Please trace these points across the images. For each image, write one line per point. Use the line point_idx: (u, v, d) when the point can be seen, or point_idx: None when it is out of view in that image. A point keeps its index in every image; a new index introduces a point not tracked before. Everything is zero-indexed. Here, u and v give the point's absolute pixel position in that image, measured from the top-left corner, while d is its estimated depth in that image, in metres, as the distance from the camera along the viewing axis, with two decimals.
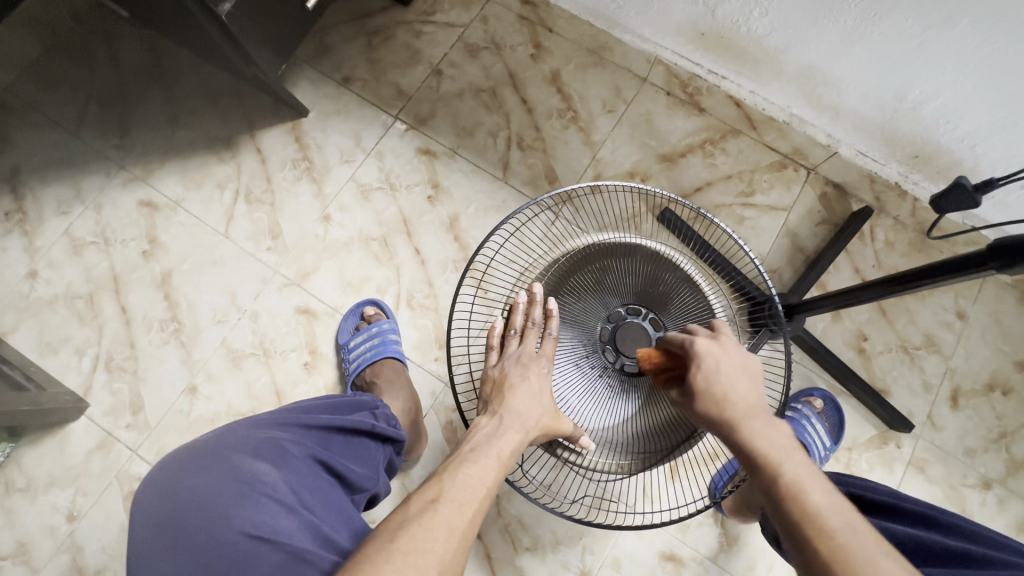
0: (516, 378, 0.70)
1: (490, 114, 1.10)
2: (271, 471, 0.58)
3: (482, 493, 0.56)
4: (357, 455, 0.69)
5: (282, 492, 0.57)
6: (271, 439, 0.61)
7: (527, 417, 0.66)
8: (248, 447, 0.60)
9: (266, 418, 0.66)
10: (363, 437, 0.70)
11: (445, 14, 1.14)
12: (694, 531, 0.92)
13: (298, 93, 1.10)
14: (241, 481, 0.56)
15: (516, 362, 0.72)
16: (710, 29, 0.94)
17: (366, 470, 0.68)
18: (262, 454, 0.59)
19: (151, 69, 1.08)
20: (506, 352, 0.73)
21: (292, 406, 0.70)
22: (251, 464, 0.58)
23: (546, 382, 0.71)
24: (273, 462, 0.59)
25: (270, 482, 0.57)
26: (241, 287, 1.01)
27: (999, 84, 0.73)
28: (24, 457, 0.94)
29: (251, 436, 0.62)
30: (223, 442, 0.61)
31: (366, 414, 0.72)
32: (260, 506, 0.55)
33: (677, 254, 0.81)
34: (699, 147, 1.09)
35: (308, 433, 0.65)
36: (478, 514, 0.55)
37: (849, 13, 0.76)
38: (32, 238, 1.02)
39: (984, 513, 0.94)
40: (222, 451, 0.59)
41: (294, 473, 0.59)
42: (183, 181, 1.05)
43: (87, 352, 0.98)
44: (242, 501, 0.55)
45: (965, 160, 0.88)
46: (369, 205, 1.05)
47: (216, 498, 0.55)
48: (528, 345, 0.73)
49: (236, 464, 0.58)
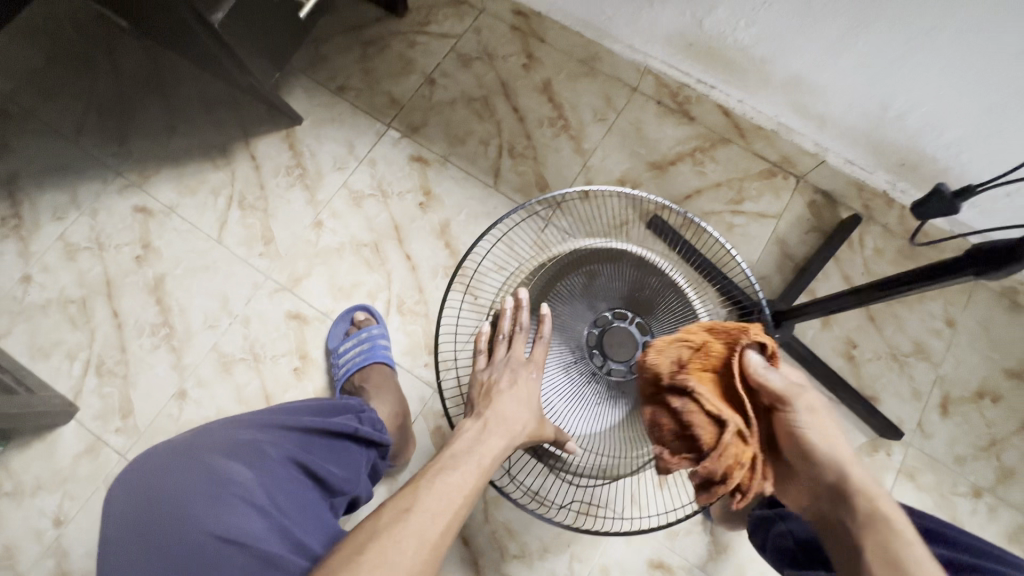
0: (504, 383, 0.70)
1: (482, 122, 1.11)
2: (244, 473, 0.58)
3: (457, 504, 0.56)
4: (338, 458, 0.68)
5: (254, 494, 0.57)
6: (248, 441, 0.61)
7: (512, 423, 0.67)
8: (223, 447, 0.60)
9: (247, 418, 0.66)
10: (344, 441, 0.70)
11: (439, 25, 1.15)
12: (683, 539, 0.91)
13: (292, 101, 1.12)
14: (213, 481, 0.57)
15: (502, 367, 0.73)
16: (698, 40, 0.95)
17: (346, 473, 0.68)
18: (237, 455, 0.60)
19: (149, 77, 1.10)
20: (494, 356, 0.74)
21: (276, 407, 0.70)
22: (226, 464, 0.58)
23: (532, 387, 0.71)
24: (250, 463, 0.59)
25: (242, 484, 0.57)
26: (233, 292, 1.02)
27: (980, 95, 0.74)
28: (13, 461, 0.94)
29: (229, 435, 0.62)
30: (200, 440, 0.62)
31: (350, 417, 0.72)
32: (230, 508, 0.55)
33: (662, 260, 0.81)
34: (689, 155, 1.10)
35: (289, 436, 0.65)
36: (450, 524, 0.54)
37: (831, 25, 0.76)
38: (27, 243, 1.03)
39: (974, 522, 0.94)
40: (198, 449, 0.60)
41: (271, 476, 0.60)
42: (177, 187, 1.06)
43: (78, 357, 0.98)
44: (211, 501, 0.55)
45: (950, 168, 0.88)
46: (361, 212, 1.06)
47: (187, 496, 0.56)
48: (515, 351, 0.74)
49: (211, 464, 0.58)
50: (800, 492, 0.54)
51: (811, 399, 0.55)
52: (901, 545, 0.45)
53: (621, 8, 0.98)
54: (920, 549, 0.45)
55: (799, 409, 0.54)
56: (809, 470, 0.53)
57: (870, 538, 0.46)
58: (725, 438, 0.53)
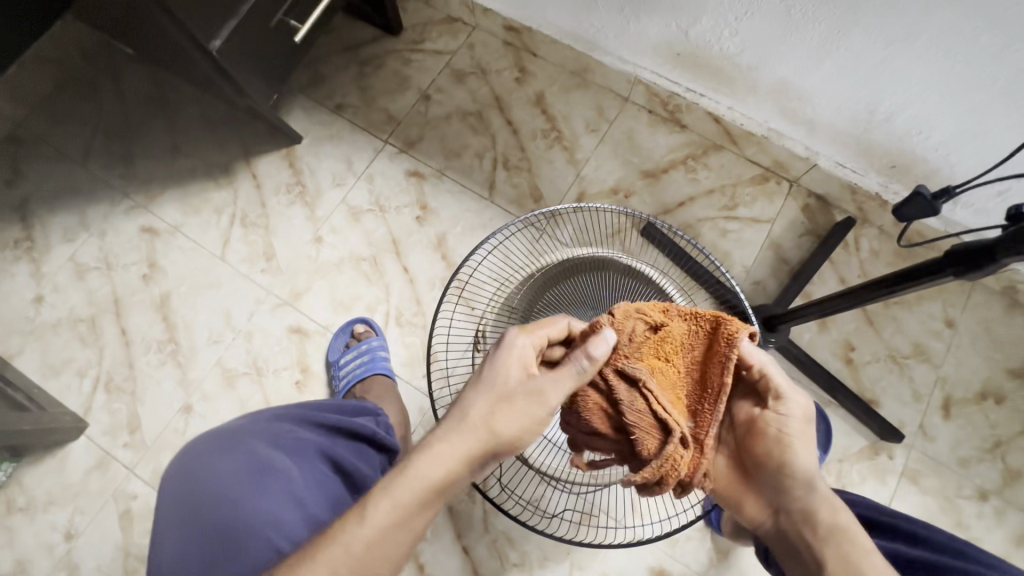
0: (521, 391, 0.56)
1: (477, 136, 1.13)
2: (285, 462, 0.60)
3: (392, 538, 0.49)
4: (362, 457, 0.69)
5: (293, 483, 0.58)
6: (288, 434, 0.64)
7: (503, 442, 0.54)
8: (265, 436, 0.63)
9: (283, 413, 0.68)
10: (365, 442, 0.71)
11: (434, 42, 1.18)
12: (684, 546, 0.91)
13: (292, 120, 1.15)
14: (256, 467, 0.58)
15: (503, 366, 0.57)
16: (685, 50, 0.94)
17: (370, 471, 0.69)
18: (279, 445, 0.62)
19: (155, 101, 1.14)
20: (502, 345, 0.58)
21: (306, 403, 0.72)
22: (268, 452, 0.60)
23: (546, 390, 0.56)
24: (288, 453, 0.61)
25: (283, 472, 0.59)
26: (236, 307, 1.04)
27: (965, 94, 0.74)
28: (25, 477, 0.96)
29: (270, 428, 0.64)
30: (242, 431, 0.64)
31: (369, 420, 0.74)
32: (268, 495, 0.56)
33: (650, 268, 0.82)
34: (682, 162, 1.12)
35: (320, 432, 0.67)
36: (378, 559, 0.48)
37: (813, 30, 0.77)
38: (39, 265, 1.07)
39: (981, 526, 0.92)
40: (242, 438, 0.62)
41: (304, 466, 0.61)
42: (182, 207, 1.09)
43: (88, 374, 1.01)
44: (253, 485, 0.57)
45: (939, 169, 0.87)
46: (360, 227, 1.08)
47: (230, 480, 0.57)
48: (527, 341, 0.58)
49: (254, 451, 0.60)
50: (759, 493, 0.57)
51: (804, 405, 0.58)
52: (864, 556, 0.50)
53: (608, 20, 0.97)
54: (880, 559, 0.50)
55: (792, 415, 0.57)
56: (781, 478, 0.56)
57: (832, 550, 0.51)
58: (668, 445, 0.54)
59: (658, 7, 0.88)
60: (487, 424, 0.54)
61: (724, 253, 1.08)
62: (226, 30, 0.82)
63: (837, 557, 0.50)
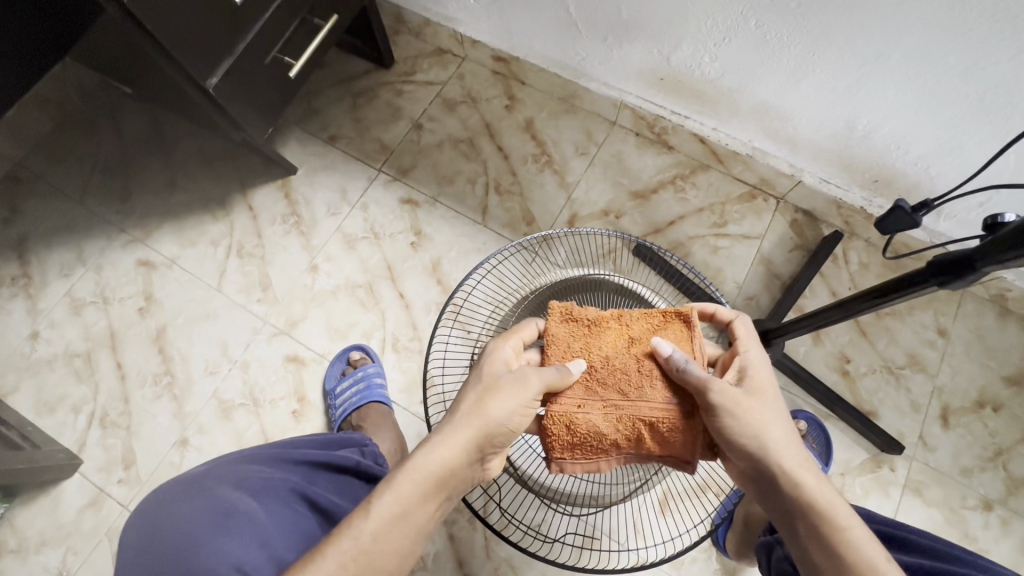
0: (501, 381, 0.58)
1: (469, 162, 1.16)
2: (252, 503, 0.58)
3: (398, 528, 0.51)
4: (343, 492, 0.69)
5: (260, 525, 0.57)
6: (258, 475, 0.62)
7: (493, 428, 0.56)
8: (231, 479, 0.61)
9: (255, 454, 0.67)
10: (350, 474, 0.71)
11: (425, 73, 1.22)
12: (689, 567, 0.90)
13: (288, 152, 1.17)
14: (220, 511, 0.56)
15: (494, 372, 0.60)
16: (668, 74, 0.97)
17: (350, 505, 0.68)
18: (245, 487, 0.60)
19: (152, 138, 1.16)
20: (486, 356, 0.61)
21: (282, 442, 0.72)
22: (233, 494, 0.58)
23: (527, 381, 0.58)
24: (255, 494, 0.59)
25: (249, 514, 0.57)
26: (232, 338, 1.05)
27: (938, 110, 0.76)
28: (17, 518, 0.95)
29: (241, 469, 0.63)
30: (208, 476, 0.62)
31: (352, 451, 0.74)
32: (234, 537, 0.54)
33: (643, 288, 0.83)
34: (670, 182, 1.14)
35: (294, 470, 0.66)
36: (390, 550, 0.51)
37: (790, 52, 0.79)
38: (35, 301, 1.07)
39: (988, 537, 0.92)
40: (207, 483, 0.60)
41: (272, 505, 0.60)
42: (179, 240, 1.11)
43: (83, 410, 1.01)
44: (216, 529, 0.54)
45: (921, 182, 0.89)
46: (355, 254, 1.10)
47: (191, 526, 0.55)
48: (510, 354, 0.62)
49: (219, 495, 0.58)
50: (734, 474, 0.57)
51: (754, 378, 0.57)
52: (838, 531, 0.49)
53: (593, 49, 1.00)
54: (859, 533, 0.49)
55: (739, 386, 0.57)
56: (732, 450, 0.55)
57: (805, 528, 0.50)
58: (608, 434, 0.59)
59: (641, 35, 0.91)
60: (474, 412, 0.56)
61: (716, 269, 1.10)
62: (223, 68, 0.85)
63: (790, 527, 0.52)
